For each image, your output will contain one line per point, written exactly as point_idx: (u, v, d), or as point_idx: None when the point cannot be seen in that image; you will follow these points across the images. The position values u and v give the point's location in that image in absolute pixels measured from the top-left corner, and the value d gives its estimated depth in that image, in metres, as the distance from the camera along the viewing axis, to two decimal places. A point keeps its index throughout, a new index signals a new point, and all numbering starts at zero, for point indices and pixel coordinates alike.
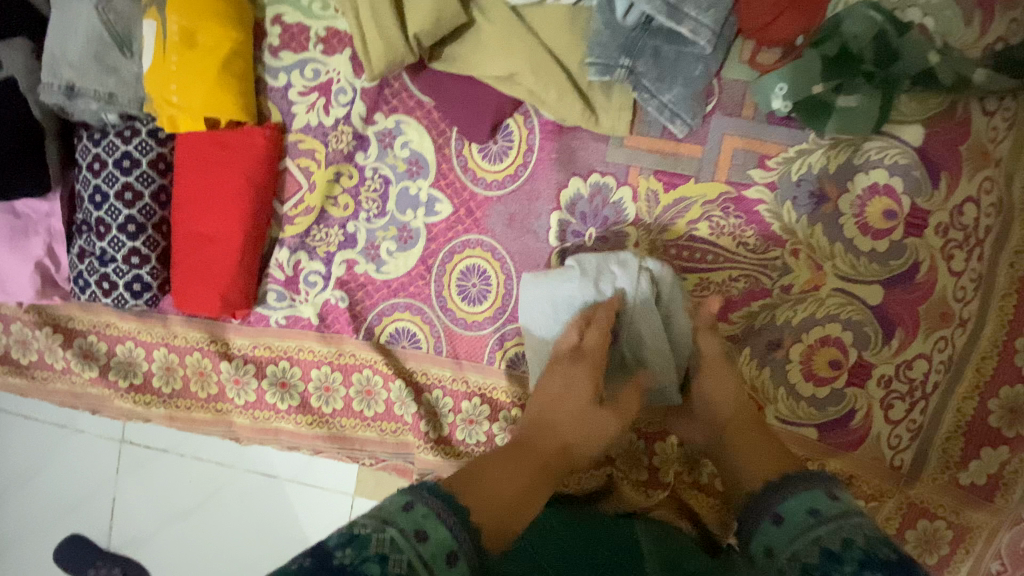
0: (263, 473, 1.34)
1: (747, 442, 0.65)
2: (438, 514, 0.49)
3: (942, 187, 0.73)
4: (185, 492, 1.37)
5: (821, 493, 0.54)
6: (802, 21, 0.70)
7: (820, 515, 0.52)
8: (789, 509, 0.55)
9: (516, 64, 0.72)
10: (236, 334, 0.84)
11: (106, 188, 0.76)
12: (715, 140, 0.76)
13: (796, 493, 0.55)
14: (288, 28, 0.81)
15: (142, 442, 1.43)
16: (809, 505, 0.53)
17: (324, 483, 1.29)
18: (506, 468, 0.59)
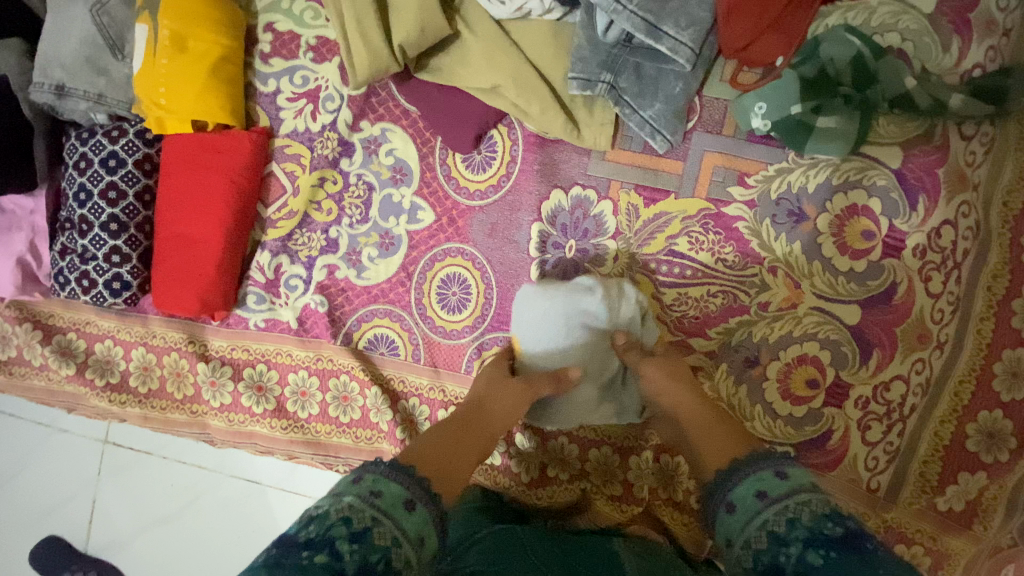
0: (247, 480, 1.35)
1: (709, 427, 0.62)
2: (386, 476, 0.51)
3: (920, 210, 0.73)
4: (168, 498, 1.38)
5: (769, 473, 0.52)
6: (781, 45, 0.70)
7: (768, 497, 0.50)
8: (739, 495, 0.53)
9: (499, 77, 0.73)
10: (215, 336, 0.84)
11: (90, 187, 0.76)
12: (696, 156, 0.77)
13: (744, 479, 0.53)
14: (280, 36, 0.82)
15: (125, 444, 1.43)
16: (756, 489, 0.51)
17: (307, 490, 1.30)
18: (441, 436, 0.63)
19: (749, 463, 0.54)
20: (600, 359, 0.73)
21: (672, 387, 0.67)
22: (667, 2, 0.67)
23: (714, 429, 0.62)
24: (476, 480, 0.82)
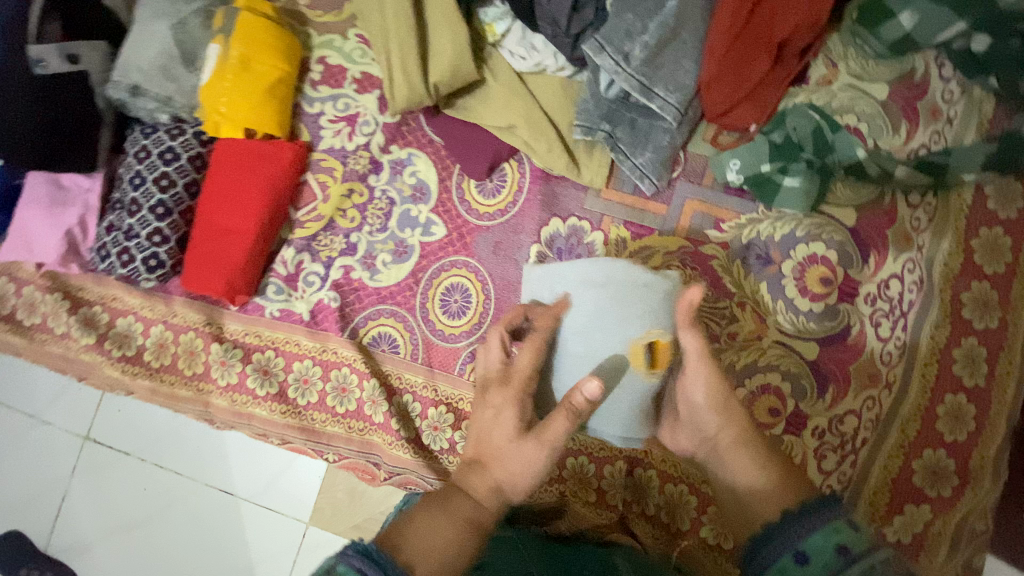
0: (222, 490, 1.36)
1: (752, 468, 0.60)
2: (357, 567, 0.47)
3: (871, 264, 0.84)
4: (144, 500, 1.41)
5: (844, 524, 0.51)
6: (754, 114, 0.82)
7: (850, 554, 0.49)
8: (816, 548, 0.51)
9: (514, 119, 0.86)
10: (231, 320, 0.90)
11: (146, 174, 0.86)
12: (678, 201, 0.89)
13: (816, 528, 0.51)
14: (330, 67, 0.95)
15: (106, 443, 1.45)
16: (836, 541, 0.50)
17: (279, 507, 1.31)
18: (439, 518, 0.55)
19: (815, 512, 0.53)
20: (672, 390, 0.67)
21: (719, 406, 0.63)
22: (659, 69, 0.78)
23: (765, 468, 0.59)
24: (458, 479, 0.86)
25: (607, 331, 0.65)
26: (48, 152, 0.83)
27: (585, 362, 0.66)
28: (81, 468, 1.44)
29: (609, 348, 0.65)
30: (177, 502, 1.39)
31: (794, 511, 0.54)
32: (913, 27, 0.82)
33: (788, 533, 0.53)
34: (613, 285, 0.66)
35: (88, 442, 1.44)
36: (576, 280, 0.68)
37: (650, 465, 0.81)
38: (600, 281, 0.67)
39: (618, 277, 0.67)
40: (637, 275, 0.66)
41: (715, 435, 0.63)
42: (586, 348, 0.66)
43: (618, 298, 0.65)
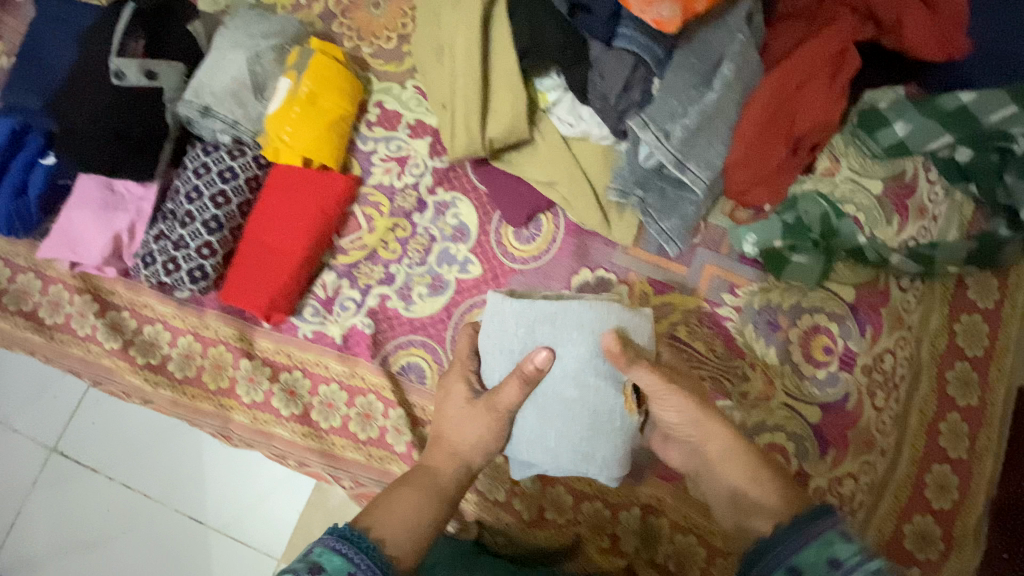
0: (190, 516, 1.29)
1: (740, 471, 0.67)
2: (332, 548, 0.56)
3: (868, 336, 0.92)
4: (105, 520, 1.32)
5: (836, 536, 0.52)
6: (767, 195, 0.91)
7: (842, 565, 0.49)
8: (809, 560, 0.52)
9: (557, 176, 0.94)
10: (263, 337, 0.91)
11: (203, 189, 0.88)
12: (698, 265, 0.96)
13: (811, 543, 0.53)
14: (386, 112, 1.03)
15: (74, 456, 1.38)
16: (830, 556, 0.51)
17: (249, 539, 1.24)
18: (405, 497, 0.67)
19: (807, 524, 0.54)
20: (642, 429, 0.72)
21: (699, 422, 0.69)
22: (696, 147, 0.85)
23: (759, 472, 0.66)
24: (476, 516, 0.89)
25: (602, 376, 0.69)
26: (114, 159, 0.85)
27: (580, 406, 0.69)
28: (43, 481, 1.37)
29: (605, 393, 0.69)
30: (139, 525, 1.31)
31: (787, 524, 0.57)
32: (906, 136, 0.95)
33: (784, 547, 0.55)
34: (605, 329, 0.69)
35: (53, 454, 1.37)
36: (569, 321, 0.70)
37: (663, 514, 0.84)
38: (590, 326, 0.69)
39: (610, 321, 0.70)
40: (633, 322, 0.70)
41: (703, 448, 0.70)
42: (573, 395, 0.69)
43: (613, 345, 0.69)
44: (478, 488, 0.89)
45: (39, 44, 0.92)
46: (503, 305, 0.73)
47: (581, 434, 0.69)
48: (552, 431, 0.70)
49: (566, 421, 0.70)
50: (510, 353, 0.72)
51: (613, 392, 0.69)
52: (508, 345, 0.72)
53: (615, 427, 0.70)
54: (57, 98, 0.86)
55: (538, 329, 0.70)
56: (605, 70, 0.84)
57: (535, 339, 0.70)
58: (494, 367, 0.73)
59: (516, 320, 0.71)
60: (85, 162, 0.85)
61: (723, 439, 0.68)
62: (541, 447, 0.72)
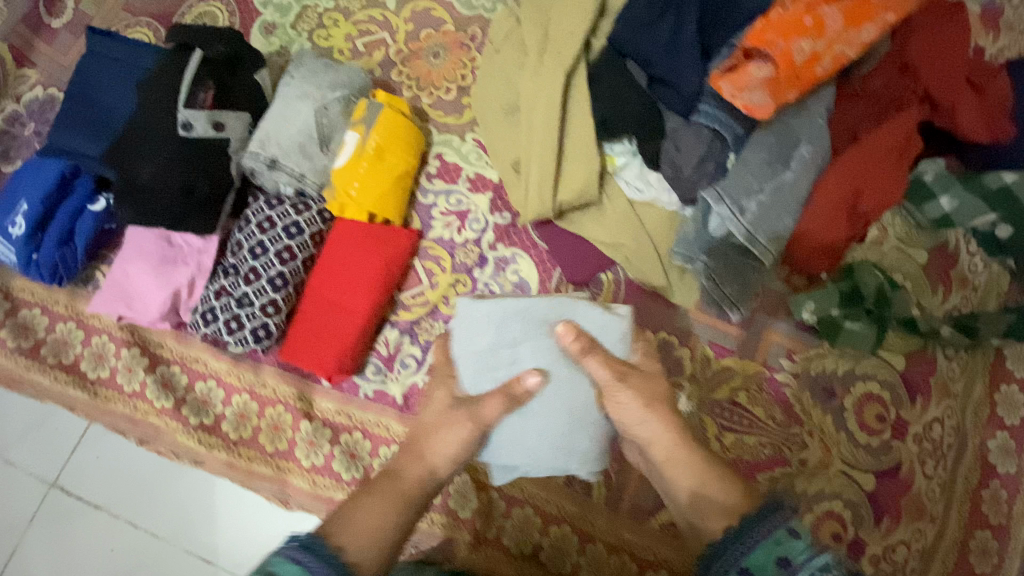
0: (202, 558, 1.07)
1: (685, 468, 0.65)
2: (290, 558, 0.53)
3: (918, 405, 0.96)
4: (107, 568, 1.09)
5: (783, 534, 0.53)
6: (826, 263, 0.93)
7: (790, 565, 0.51)
8: (758, 563, 0.53)
9: (624, 239, 0.93)
10: (323, 397, 0.89)
11: (269, 245, 0.86)
12: (757, 331, 0.97)
13: (761, 543, 0.54)
14: (446, 164, 1.02)
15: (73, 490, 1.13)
16: (777, 556, 0.52)
17: None
18: (374, 502, 0.62)
19: (757, 525, 0.55)
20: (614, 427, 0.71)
21: (648, 420, 0.66)
22: (769, 223, 0.85)
23: (713, 472, 0.64)
24: None
25: (573, 369, 0.69)
26: (179, 215, 0.82)
27: (554, 402, 0.68)
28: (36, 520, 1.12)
29: (579, 386, 0.68)
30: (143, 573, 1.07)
31: (737, 524, 0.58)
32: (952, 210, 0.99)
33: (735, 550, 0.55)
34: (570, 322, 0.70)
35: (52, 490, 1.13)
36: (539, 319, 0.70)
37: None
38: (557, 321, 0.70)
39: (577, 314, 0.71)
40: (595, 314, 0.70)
41: (650, 448, 0.67)
42: (549, 392, 0.68)
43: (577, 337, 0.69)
44: (542, 558, 0.87)
45: (94, 84, 0.87)
46: (475, 307, 0.71)
47: (560, 431, 0.68)
48: (529, 432, 0.68)
49: (545, 418, 0.68)
50: (485, 353, 0.70)
51: (585, 386, 0.68)
52: (480, 345, 0.70)
53: (588, 421, 0.68)
54: (113, 149, 0.82)
55: (511, 328, 0.70)
56: (682, 143, 0.85)
57: (509, 342, 0.69)
58: (473, 374, 0.69)
59: (487, 320, 0.71)
60: (145, 218, 0.82)
61: (666, 438, 0.66)
62: (521, 451, 0.69)
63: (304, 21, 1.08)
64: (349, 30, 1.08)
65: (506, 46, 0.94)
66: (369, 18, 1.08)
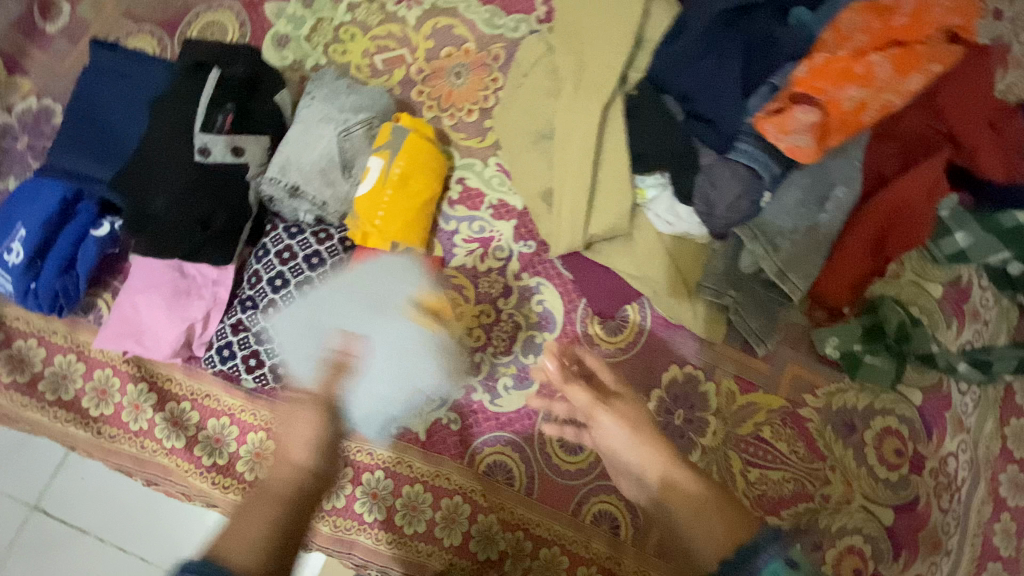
0: None
1: (666, 475, 0.70)
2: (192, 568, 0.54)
3: (935, 439, 0.95)
4: None
5: (781, 563, 0.55)
6: (842, 292, 0.92)
7: None
8: None
9: (653, 272, 0.91)
10: (343, 435, 0.88)
11: (289, 276, 0.82)
12: (781, 365, 0.98)
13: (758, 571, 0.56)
14: (468, 189, 0.99)
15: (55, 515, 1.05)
16: None
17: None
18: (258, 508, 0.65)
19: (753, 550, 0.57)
20: (414, 354, 0.76)
21: (640, 440, 0.73)
22: (800, 261, 0.84)
23: (697, 480, 0.67)
24: None
25: (380, 314, 0.78)
26: (192, 248, 0.78)
27: (364, 348, 0.76)
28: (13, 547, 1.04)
29: (390, 329, 0.76)
30: None
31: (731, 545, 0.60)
32: (967, 246, 0.99)
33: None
34: (375, 275, 0.80)
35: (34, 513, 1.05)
36: (322, 292, 0.80)
37: None
38: (353, 281, 0.80)
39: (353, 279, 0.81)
40: (391, 266, 0.82)
41: (644, 468, 0.72)
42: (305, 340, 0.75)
43: (364, 285, 0.78)
44: None
45: (100, 102, 0.82)
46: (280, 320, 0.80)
47: (389, 363, 0.75)
48: (377, 380, 0.76)
49: (384, 365, 0.75)
50: (309, 347, 0.76)
51: (389, 319, 0.76)
52: (306, 346, 0.77)
53: (419, 348, 0.77)
54: (125, 175, 0.77)
55: (319, 319, 0.77)
56: (718, 180, 0.82)
57: (339, 324, 0.77)
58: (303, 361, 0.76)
59: (305, 303, 0.79)
60: (160, 248, 0.77)
61: (657, 455, 0.71)
62: (378, 390, 0.76)
63: (319, 34, 1.03)
64: (366, 45, 1.04)
65: (536, 71, 0.91)
66: (388, 33, 1.04)
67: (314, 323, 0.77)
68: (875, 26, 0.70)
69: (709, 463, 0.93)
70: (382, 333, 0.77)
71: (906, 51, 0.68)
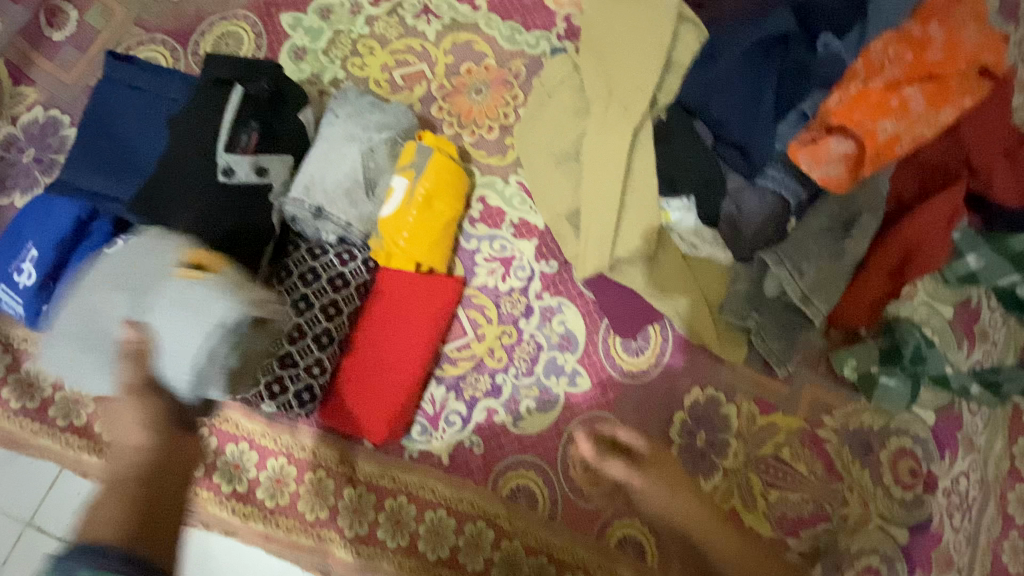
0: None
1: (710, 534, 0.73)
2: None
3: (947, 460, 0.96)
4: None
5: None
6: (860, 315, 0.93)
7: None
8: None
9: (677, 294, 0.90)
10: (366, 460, 0.86)
11: (313, 299, 0.81)
12: (799, 387, 0.99)
13: None
14: (489, 208, 0.98)
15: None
16: None
17: None
18: (107, 499, 0.56)
19: None
20: (184, 300, 0.66)
21: (681, 504, 0.73)
22: (825, 286, 0.84)
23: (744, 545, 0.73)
24: None
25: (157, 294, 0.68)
26: None
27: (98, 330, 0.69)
28: None
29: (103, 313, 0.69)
30: None
31: None
32: (978, 268, 0.98)
33: None
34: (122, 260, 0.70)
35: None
36: (96, 303, 0.69)
37: None
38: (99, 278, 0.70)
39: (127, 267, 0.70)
40: (129, 256, 0.70)
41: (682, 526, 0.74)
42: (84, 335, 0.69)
43: (141, 266, 0.69)
44: None
45: (117, 118, 0.80)
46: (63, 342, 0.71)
47: (172, 333, 0.64)
48: (167, 347, 0.64)
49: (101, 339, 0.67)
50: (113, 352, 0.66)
51: (163, 287, 0.67)
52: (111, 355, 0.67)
53: (200, 293, 0.66)
54: (147, 195, 0.76)
55: (89, 329, 0.69)
56: (743, 202, 0.83)
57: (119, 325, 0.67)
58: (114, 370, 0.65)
59: (58, 328, 0.72)
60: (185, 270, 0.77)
61: (700, 519, 0.73)
62: (186, 344, 0.65)
63: (337, 47, 1.02)
64: (385, 59, 1.02)
65: (561, 91, 0.91)
66: (407, 47, 1.03)
67: (88, 335, 0.70)
68: (908, 57, 0.73)
69: (729, 485, 0.94)
70: (162, 307, 0.66)
71: (940, 86, 0.71)
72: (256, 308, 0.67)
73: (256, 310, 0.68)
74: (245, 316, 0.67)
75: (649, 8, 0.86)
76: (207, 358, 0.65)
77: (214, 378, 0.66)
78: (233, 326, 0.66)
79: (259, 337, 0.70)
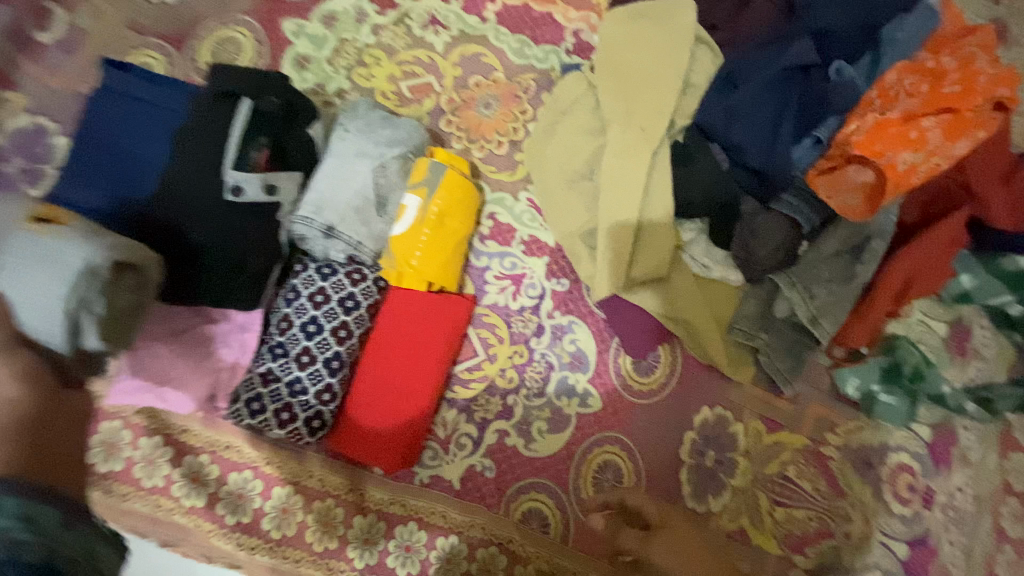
0: None
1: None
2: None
3: (942, 475, 0.99)
4: None
5: None
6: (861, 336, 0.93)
7: None
8: None
9: (694, 317, 0.90)
10: (376, 487, 0.84)
11: (323, 321, 0.79)
12: (804, 405, 1.00)
13: None
14: (499, 225, 0.96)
15: None
16: None
17: None
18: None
19: None
20: (48, 254, 0.62)
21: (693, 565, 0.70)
22: (833, 309, 0.83)
23: None
24: None
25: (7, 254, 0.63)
26: (224, 295, 0.76)
27: None
28: None
29: None
30: None
31: None
32: (971, 288, 1.00)
33: None
34: None
35: None
36: None
37: None
38: None
39: None
40: None
41: None
42: None
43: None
44: None
45: (111, 128, 0.75)
46: None
47: (31, 283, 0.60)
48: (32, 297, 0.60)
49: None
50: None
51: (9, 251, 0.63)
52: None
53: (50, 244, 0.62)
54: (149, 213, 0.73)
55: None
56: (758, 227, 0.82)
57: None
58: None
59: None
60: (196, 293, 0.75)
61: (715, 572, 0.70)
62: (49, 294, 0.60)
63: (341, 56, 0.98)
64: (392, 70, 0.99)
65: (576, 110, 0.92)
66: (415, 58, 1.00)
67: None
68: (924, 90, 0.75)
69: (738, 504, 0.94)
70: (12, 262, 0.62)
71: (959, 117, 0.72)
72: (121, 249, 0.65)
73: (121, 254, 0.66)
74: (111, 258, 0.64)
75: (668, 33, 0.87)
76: (75, 305, 0.61)
77: (87, 325, 0.62)
78: (100, 267, 0.63)
79: (126, 283, 0.67)
